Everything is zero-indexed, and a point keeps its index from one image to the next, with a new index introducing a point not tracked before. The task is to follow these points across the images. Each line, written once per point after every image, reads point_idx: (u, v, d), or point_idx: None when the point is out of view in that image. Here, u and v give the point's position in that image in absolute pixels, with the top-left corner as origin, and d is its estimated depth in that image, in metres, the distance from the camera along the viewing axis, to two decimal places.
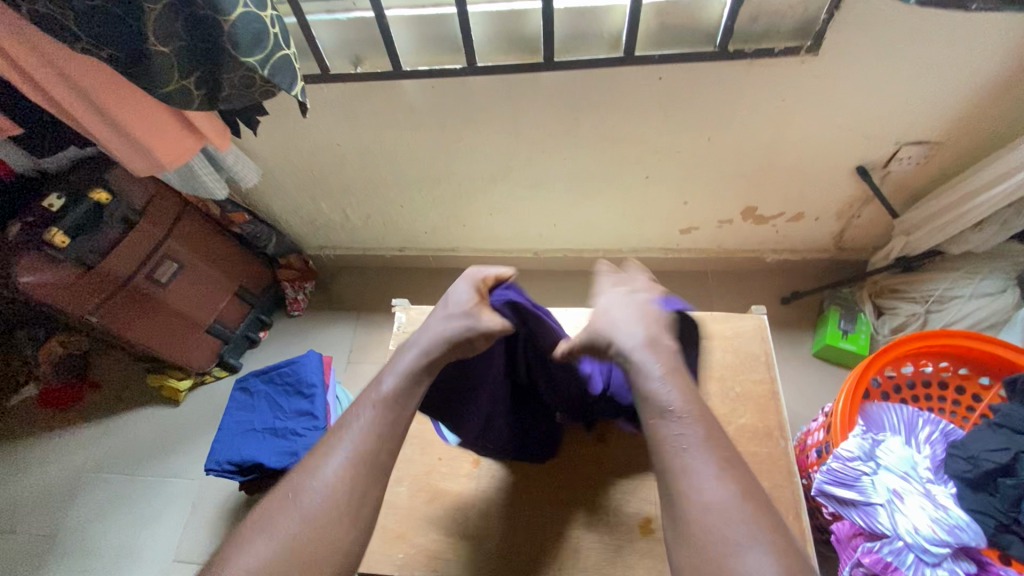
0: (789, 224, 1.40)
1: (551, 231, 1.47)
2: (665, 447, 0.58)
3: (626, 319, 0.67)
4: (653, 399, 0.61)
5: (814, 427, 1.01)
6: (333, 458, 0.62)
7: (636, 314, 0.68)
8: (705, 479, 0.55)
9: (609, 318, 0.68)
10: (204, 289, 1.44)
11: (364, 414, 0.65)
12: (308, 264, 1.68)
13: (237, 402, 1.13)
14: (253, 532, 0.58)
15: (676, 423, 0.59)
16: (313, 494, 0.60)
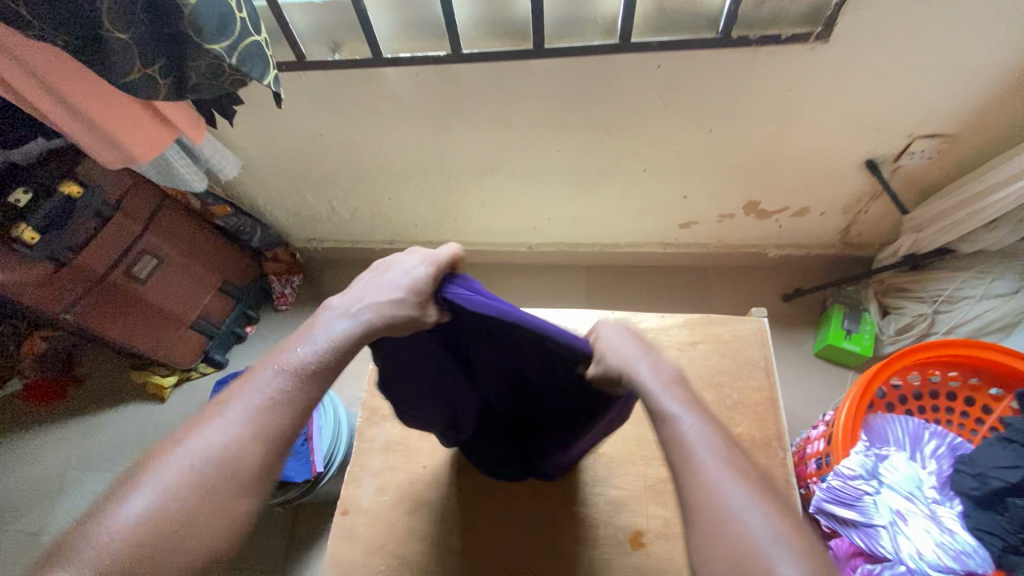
0: (793, 219, 1.34)
1: (546, 224, 1.42)
2: (674, 449, 0.52)
3: (630, 350, 0.59)
4: (660, 409, 0.54)
5: (814, 435, 0.97)
6: (236, 415, 0.55)
7: (631, 342, 0.60)
8: (721, 474, 0.49)
9: (617, 352, 0.59)
10: (186, 284, 1.39)
11: (278, 373, 0.57)
12: (295, 256, 1.63)
13: None
14: (138, 481, 0.52)
15: (681, 423, 0.53)
16: (208, 451, 0.53)
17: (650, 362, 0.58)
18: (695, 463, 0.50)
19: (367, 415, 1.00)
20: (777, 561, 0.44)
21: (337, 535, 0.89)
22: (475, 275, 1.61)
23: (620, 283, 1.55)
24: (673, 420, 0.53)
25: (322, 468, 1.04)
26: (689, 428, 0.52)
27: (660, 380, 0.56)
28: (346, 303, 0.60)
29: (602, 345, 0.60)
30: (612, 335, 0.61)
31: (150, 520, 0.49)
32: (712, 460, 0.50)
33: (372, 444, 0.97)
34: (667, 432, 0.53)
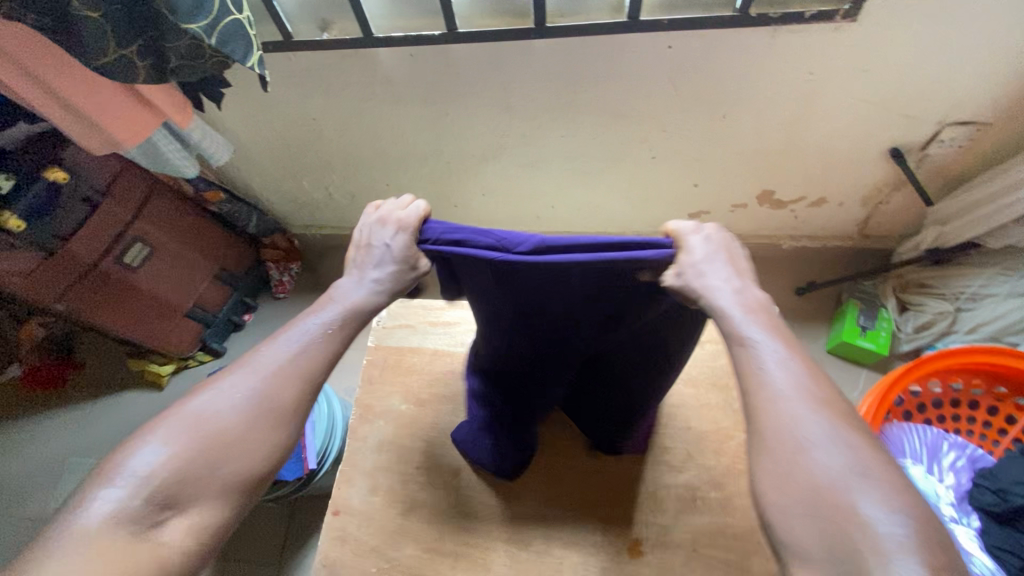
0: (810, 209, 1.27)
1: (550, 213, 1.36)
2: (750, 378, 0.48)
3: (716, 272, 0.50)
4: (739, 333, 0.49)
5: None
6: (258, 366, 0.53)
7: (728, 265, 0.51)
8: (800, 403, 0.46)
9: (706, 269, 0.50)
10: (182, 273, 1.37)
11: (301, 328, 0.55)
12: (293, 243, 1.59)
13: None
14: (148, 431, 0.49)
15: (761, 351, 0.48)
16: (228, 400, 0.51)
17: (734, 287, 0.51)
18: (773, 393, 0.47)
19: (360, 412, 0.97)
20: (858, 496, 0.41)
21: (328, 535, 0.87)
22: None
23: None
24: (753, 347, 0.49)
25: (314, 464, 1.01)
26: (771, 356, 0.48)
27: (741, 307, 0.50)
28: (352, 273, 0.57)
29: (690, 256, 0.50)
30: (704, 248, 0.51)
31: (164, 468, 0.47)
32: (793, 390, 0.46)
33: (364, 442, 0.94)
34: (743, 359, 0.49)
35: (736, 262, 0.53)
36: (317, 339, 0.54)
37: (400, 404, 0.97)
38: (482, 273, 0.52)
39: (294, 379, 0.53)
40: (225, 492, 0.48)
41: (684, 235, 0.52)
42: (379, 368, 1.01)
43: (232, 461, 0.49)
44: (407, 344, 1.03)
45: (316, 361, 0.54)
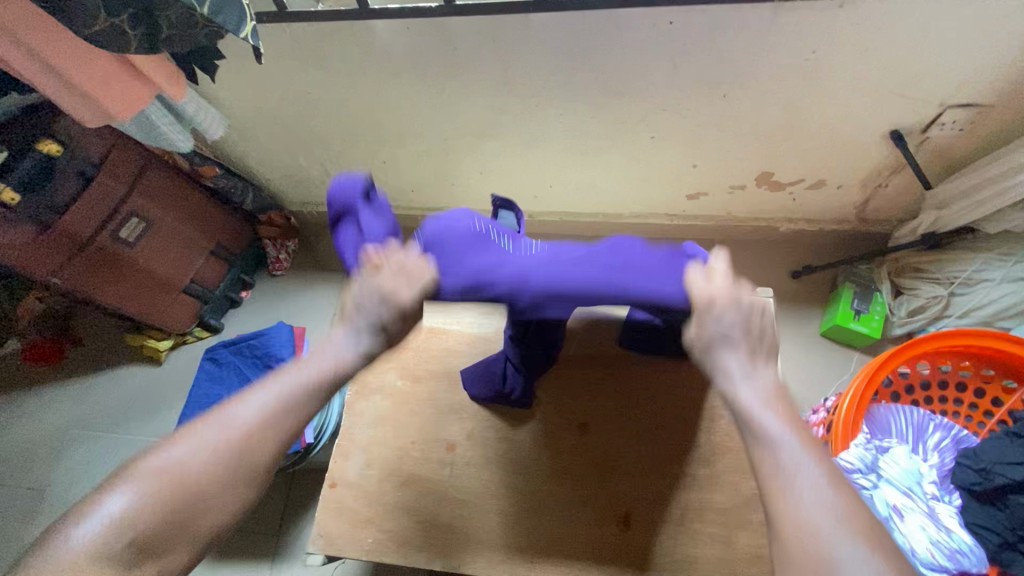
0: (808, 192, 1.27)
1: (547, 192, 1.35)
2: (773, 480, 0.46)
3: (725, 335, 0.55)
4: (765, 432, 0.48)
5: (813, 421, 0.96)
6: (232, 420, 0.51)
7: (739, 334, 0.54)
8: (833, 530, 0.43)
9: (718, 342, 0.54)
10: (180, 248, 1.37)
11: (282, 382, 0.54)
12: (290, 220, 1.58)
13: (204, 372, 1.05)
14: (122, 480, 0.49)
15: (782, 454, 0.47)
16: (203, 453, 0.51)
17: (748, 369, 0.52)
18: (802, 501, 0.44)
19: (355, 388, 0.98)
20: None
21: (326, 506, 0.90)
22: None
23: None
24: (776, 448, 0.47)
25: (309, 439, 1.03)
26: (800, 462, 0.46)
27: (766, 403, 0.50)
28: (343, 328, 0.58)
29: (704, 322, 0.56)
30: (721, 320, 0.55)
31: (129, 517, 0.47)
32: (820, 501, 0.44)
33: (360, 417, 0.96)
34: (766, 459, 0.47)
35: (753, 332, 0.55)
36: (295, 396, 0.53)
37: (396, 380, 0.98)
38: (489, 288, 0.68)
39: (266, 438, 0.52)
40: (192, 543, 0.50)
41: (700, 303, 0.57)
42: None
43: (202, 515, 0.50)
44: None
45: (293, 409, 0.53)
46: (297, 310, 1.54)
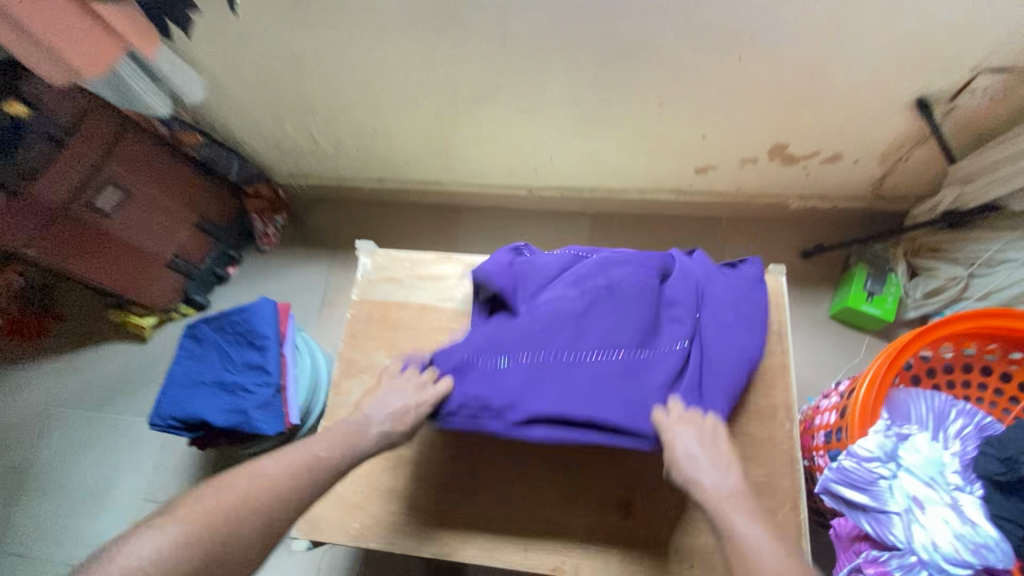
0: (823, 166, 1.20)
1: (547, 165, 1.28)
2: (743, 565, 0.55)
3: (700, 459, 0.65)
4: (728, 524, 0.59)
5: (824, 404, 0.89)
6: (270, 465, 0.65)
7: (701, 450, 0.66)
8: None
9: (686, 456, 0.66)
10: (161, 221, 1.30)
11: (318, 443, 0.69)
12: (277, 192, 1.51)
13: (184, 350, 0.99)
14: (163, 517, 0.60)
15: (743, 534, 0.58)
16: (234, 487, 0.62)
17: (716, 476, 0.64)
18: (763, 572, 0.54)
19: (343, 367, 0.93)
20: None
21: None
22: (469, 220, 1.50)
23: (625, 233, 1.43)
24: (737, 535, 0.58)
25: (296, 420, 0.97)
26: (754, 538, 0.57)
27: (726, 496, 0.62)
28: (375, 407, 0.74)
29: (673, 446, 0.67)
30: (686, 438, 0.67)
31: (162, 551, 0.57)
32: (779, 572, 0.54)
33: (348, 398, 0.91)
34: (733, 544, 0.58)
35: (713, 448, 0.67)
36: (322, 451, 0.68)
37: (385, 359, 0.93)
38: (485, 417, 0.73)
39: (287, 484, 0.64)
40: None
41: (665, 423, 0.69)
42: (364, 322, 0.96)
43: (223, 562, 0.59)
44: (393, 298, 0.97)
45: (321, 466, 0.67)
46: (288, 287, 1.49)
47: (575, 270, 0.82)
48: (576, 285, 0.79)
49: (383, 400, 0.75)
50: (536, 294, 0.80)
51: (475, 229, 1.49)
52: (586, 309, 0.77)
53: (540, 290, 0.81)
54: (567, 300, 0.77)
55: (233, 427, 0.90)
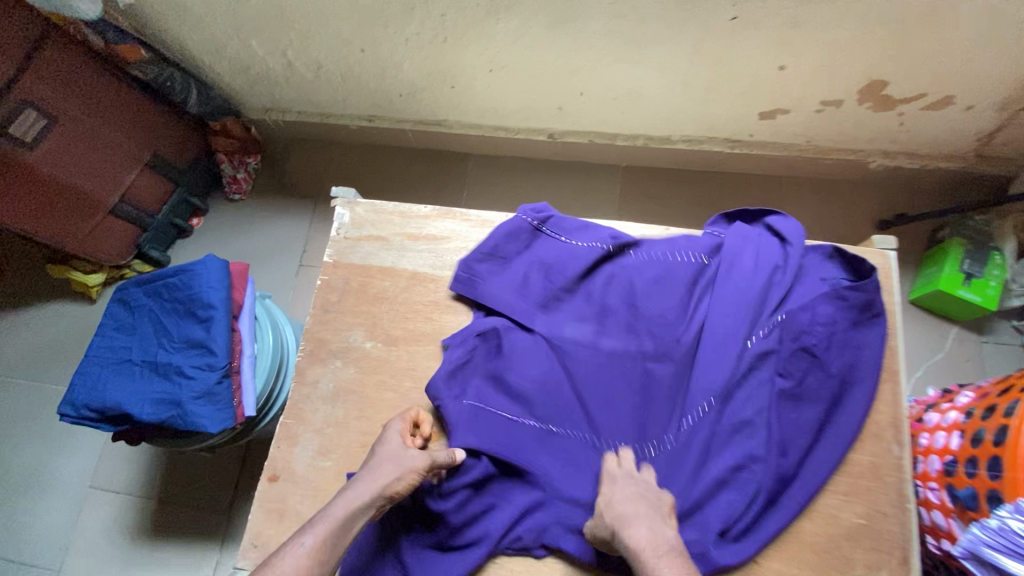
0: (924, 114, 0.95)
1: (576, 102, 1.03)
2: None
3: (632, 511, 0.53)
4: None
5: (945, 410, 0.68)
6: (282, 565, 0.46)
7: (637, 498, 0.54)
8: None
9: (621, 503, 0.54)
10: (101, 159, 1.06)
11: (321, 525, 0.50)
12: (249, 130, 1.26)
13: (111, 319, 0.78)
14: None
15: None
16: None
17: (653, 533, 0.51)
18: None
19: (309, 349, 0.72)
20: None
21: (264, 508, 0.65)
22: (476, 170, 1.27)
23: (663, 191, 1.20)
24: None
25: (252, 412, 0.76)
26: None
27: (658, 551, 0.49)
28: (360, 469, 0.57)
29: (607, 495, 0.55)
30: (625, 486, 0.55)
31: None
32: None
33: (314, 389, 0.70)
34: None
35: (652, 495, 0.55)
36: (334, 531, 0.50)
37: (364, 341, 0.71)
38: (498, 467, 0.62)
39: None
40: None
41: (608, 472, 0.57)
42: (338, 292, 0.74)
43: None
44: (376, 262, 0.75)
45: (334, 541, 0.50)
46: (262, 244, 1.27)
47: (615, 304, 0.68)
48: (615, 326, 0.67)
49: (373, 463, 0.57)
50: (561, 331, 0.67)
51: (483, 181, 1.25)
52: (627, 364, 0.65)
53: (567, 324, 0.68)
54: (601, 351, 0.66)
55: (166, 423, 0.69)
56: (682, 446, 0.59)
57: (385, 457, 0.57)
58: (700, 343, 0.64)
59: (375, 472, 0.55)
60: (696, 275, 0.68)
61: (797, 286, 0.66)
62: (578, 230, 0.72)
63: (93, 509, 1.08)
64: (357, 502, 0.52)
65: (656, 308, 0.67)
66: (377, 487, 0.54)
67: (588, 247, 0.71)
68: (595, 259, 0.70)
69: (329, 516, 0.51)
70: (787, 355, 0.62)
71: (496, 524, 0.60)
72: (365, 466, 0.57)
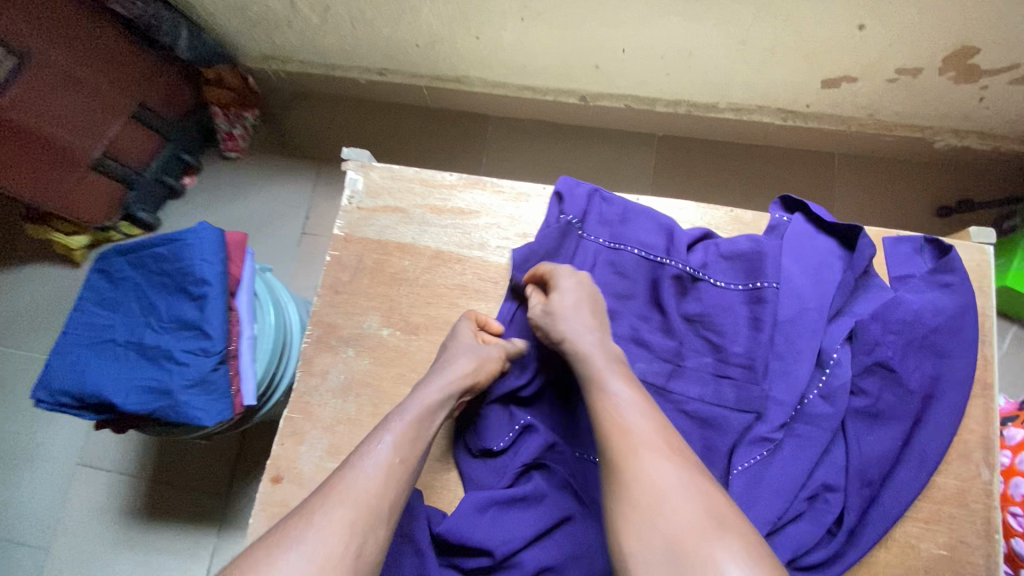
0: (1012, 88, 0.83)
1: (616, 60, 0.91)
2: (610, 422, 0.44)
3: (576, 316, 0.53)
4: (597, 379, 0.48)
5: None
6: (388, 458, 0.45)
7: (580, 300, 0.54)
8: (656, 460, 0.41)
9: (566, 310, 0.53)
10: (81, 107, 0.94)
11: (416, 419, 0.48)
12: (247, 81, 1.13)
13: (91, 292, 0.68)
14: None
15: (614, 390, 0.46)
16: (364, 514, 0.41)
17: (595, 334, 0.52)
18: (623, 425, 0.43)
19: (317, 334, 0.63)
20: (720, 552, 0.36)
21: (266, 512, 0.58)
22: (496, 133, 1.16)
23: (701, 164, 1.10)
24: (612, 395, 0.46)
25: (252, 401, 0.68)
26: (623, 396, 0.45)
27: (602, 355, 0.50)
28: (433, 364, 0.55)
29: (559, 298, 0.54)
30: (571, 294, 0.54)
31: None
32: (642, 427, 0.43)
33: (323, 381, 0.62)
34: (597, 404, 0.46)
35: (592, 307, 0.54)
36: (426, 423, 0.49)
37: (380, 328, 0.63)
38: (542, 479, 0.56)
39: (415, 472, 0.46)
40: None
41: (557, 275, 0.56)
42: (351, 271, 0.65)
43: None
44: (394, 237, 0.66)
45: (427, 433, 0.49)
46: (262, 208, 1.16)
47: (671, 305, 0.59)
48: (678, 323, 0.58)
49: (447, 359, 0.54)
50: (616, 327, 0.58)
51: (503, 145, 1.15)
52: (687, 377, 0.56)
53: (624, 321, 0.59)
54: (660, 350, 0.57)
55: (155, 413, 0.61)
56: (754, 477, 0.52)
57: (460, 353, 0.54)
58: (775, 346, 0.56)
59: (449, 370, 0.53)
60: (752, 278, 0.58)
61: (860, 290, 0.58)
62: (609, 227, 0.62)
63: (82, 488, 1.02)
64: (441, 398, 0.51)
65: (709, 316, 0.58)
66: (463, 381, 0.52)
67: (642, 239, 0.61)
68: (633, 261, 0.60)
69: (420, 408, 0.49)
70: (870, 365, 0.55)
71: (533, 558, 0.52)
72: (438, 365, 0.54)
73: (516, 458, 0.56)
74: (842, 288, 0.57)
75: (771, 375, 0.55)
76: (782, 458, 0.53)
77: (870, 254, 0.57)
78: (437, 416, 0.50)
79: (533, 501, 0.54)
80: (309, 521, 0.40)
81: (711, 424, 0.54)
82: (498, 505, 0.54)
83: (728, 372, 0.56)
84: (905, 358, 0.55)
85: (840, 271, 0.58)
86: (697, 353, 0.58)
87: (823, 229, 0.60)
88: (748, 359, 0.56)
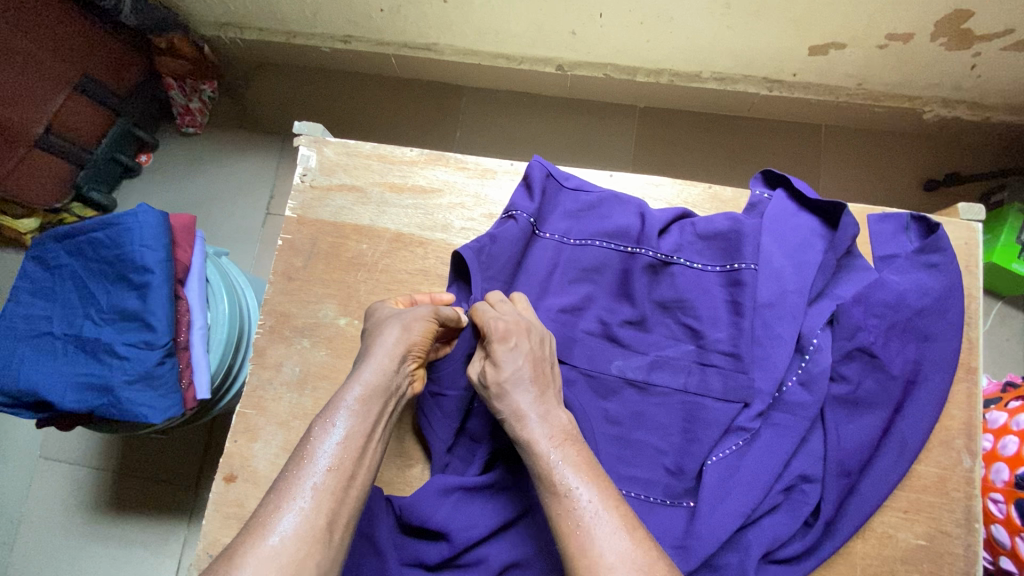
0: (1004, 53, 0.79)
1: (591, 26, 0.85)
2: (568, 540, 0.39)
3: (517, 389, 0.45)
4: (548, 476, 0.41)
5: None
6: (316, 473, 0.39)
7: (516, 369, 0.45)
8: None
9: (501, 390, 0.45)
10: (18, 80, 0.86)
11: (347, 414, 0.42)
12: (202, 50, 1.04)
13: (25, 281, 0.63)
14: None
15: (568, 492, 0.40)
16: (292, 543, 0.37)
17: (542, 410, 0.44)
18: (584, 534, 0.38)
19: (270, 324, 0.59)
20: None
21: (220, 512, 0.55)
22: (471, 106, 1.10)
23: (685, 136, 1.05)
24: (569, 499, 0.40)
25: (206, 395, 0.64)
26: (584, 502, 0.39)
27: (549, 439, 0.43)
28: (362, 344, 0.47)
29: (493, 373, 0.46)
30: (507, 364, 0.45)
31: None
32: (608, 545, 0.38)
33: (277, 374, 0.58)
34: (553, 510, 0.40)
35: (536, 377, 0.46)
36: (368, 419, 0.43)
37: (337, 317, 0.59)
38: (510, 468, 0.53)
39: (354, 477, 0.41)
40: None
41: (489, 340, 0.47)
42: (305, 257, 0.60)
43: None
44: (352, 219, 0.61)
45: (375, 431, 0.43)
46: (225, 187, 1.10)
47: (645, 293, 0.55)
48: (653, 310, 0.55)
49: (373, 333, 0.47)
50: (587, 318, 0.55)
51: (480, 118, 1.09)
52: (663, 368, 0.53)
53: (598, 309, 0.56)
54: (635, 339, 0.55)
55: (97, 411, 0.58)
56: (728, 469, 0.50)
57: (386, 322, 0.47)
58: (755, 332, 0.52)
59: (384, 353, 0.45)
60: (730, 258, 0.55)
61: (841, 272, 0.56)
62: (574, 216, 0.58)
63: (45, 481, 0.98)
64: (382, 386, 0.44)
65: (687, 300, 0.54)
66: (395, 353, 0.45)
67: (614, 220, 0.57)
68: (602, 252, 0.56)
69: (350, 399, 0.43)
70: (851, 353, 0.52)
71: (497, 553, 0.49)
72: (365, 347, 0.46)
73: (481, 447, 0.53)
74: (823, 270, 0.54)
75: (755, 363, 0.52)
76: (754, 451, 0.50)
77: (853, 233, 0.54)
78: (373, 403, 0.43)
79: (498, 490, 0.51)
80: (233, 564, 0.36)
81: (687, 413, 0.52)
82: (463, 491, 0.51)
83: (707, 358, 0.53)
84: (890, 343, 0.52)
85: (822, 251, 0.54)
86: (674, 338, 0.55)
87: (804, 206, 0.56)
88: (731, 345, 0.53)
